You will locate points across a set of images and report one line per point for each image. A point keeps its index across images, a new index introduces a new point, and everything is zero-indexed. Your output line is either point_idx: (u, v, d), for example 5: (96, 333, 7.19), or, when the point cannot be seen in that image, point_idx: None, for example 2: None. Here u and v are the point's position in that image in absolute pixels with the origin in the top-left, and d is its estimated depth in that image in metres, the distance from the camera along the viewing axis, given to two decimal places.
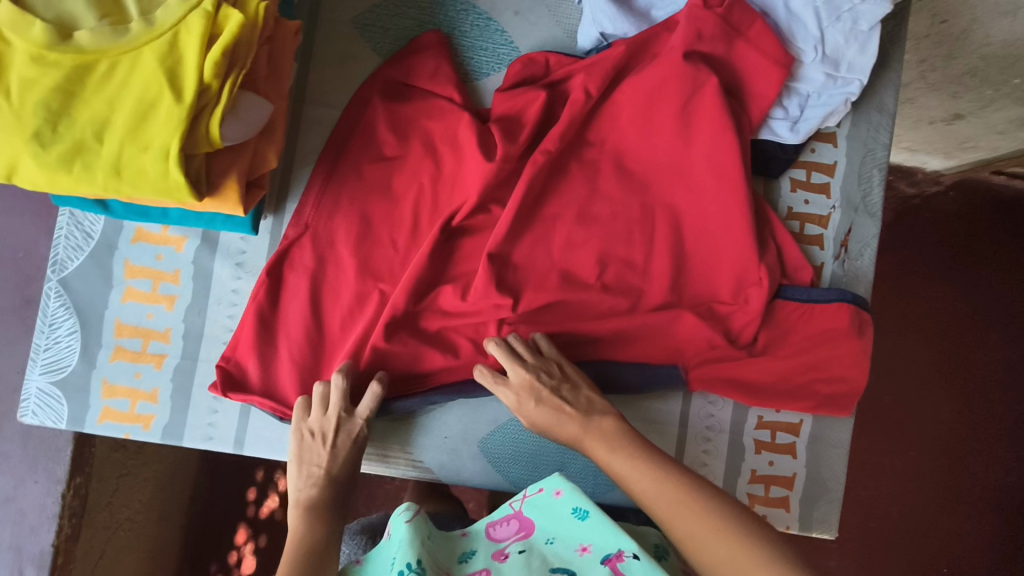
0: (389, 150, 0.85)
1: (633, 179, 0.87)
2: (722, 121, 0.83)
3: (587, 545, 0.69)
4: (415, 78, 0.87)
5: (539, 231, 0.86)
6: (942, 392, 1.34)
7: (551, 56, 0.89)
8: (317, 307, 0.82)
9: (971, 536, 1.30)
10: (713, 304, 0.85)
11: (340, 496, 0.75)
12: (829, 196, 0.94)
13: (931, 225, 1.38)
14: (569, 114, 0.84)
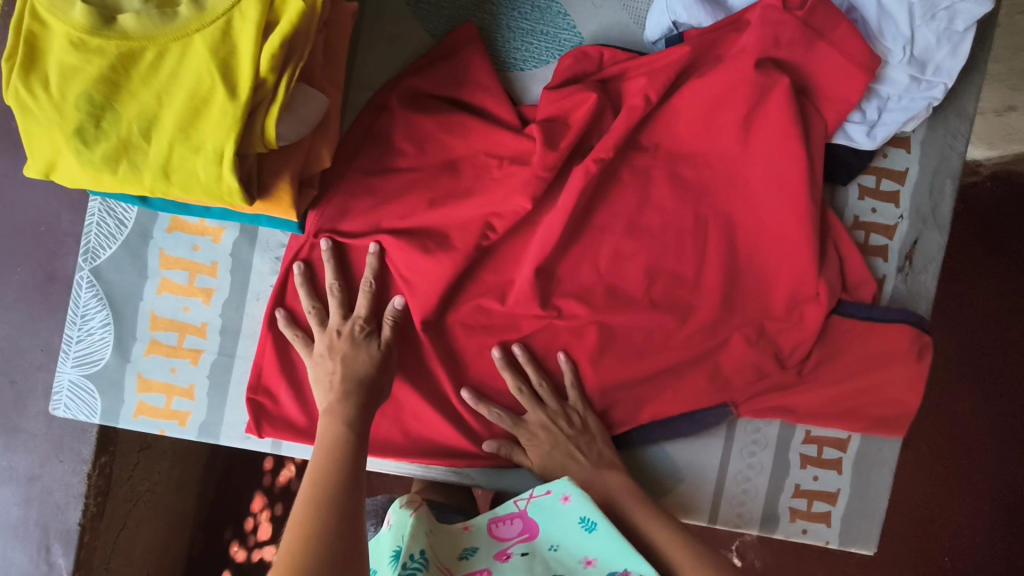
0: (407, 162, 0.78)
1: (689, 187, 0.81)
2: (786, 133, 0.78)
3: (592, 560, 0.61)
4: (463, 70, 0.80)
5: (587, 242, 0.81)
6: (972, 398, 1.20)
7: (606, 50, 0.82)
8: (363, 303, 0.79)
9: None
10: (765, 322, 0.81)
11: (362, 414, 0.66)
12: (897, 205, 0.89)
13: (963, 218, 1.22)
14: (626, 121, 0.78)
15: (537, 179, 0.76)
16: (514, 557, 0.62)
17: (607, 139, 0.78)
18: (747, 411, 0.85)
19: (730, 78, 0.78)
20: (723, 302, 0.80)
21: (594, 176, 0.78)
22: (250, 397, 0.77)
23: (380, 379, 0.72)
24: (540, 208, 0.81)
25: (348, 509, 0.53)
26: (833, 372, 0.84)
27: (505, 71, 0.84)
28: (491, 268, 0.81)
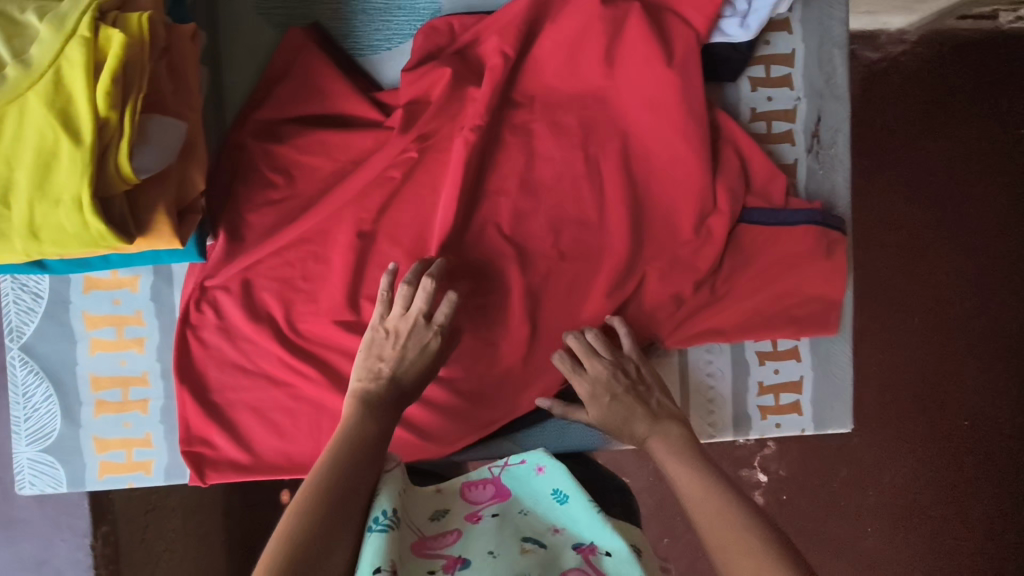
0: (277, 192, 0.80)
1: (569, 133, 0.85)
2: (649, 54, 0.82)
3: (561, 528, 0.68)
4: (318, 74, 0.79)
5: (486, 210, 0.85)
6: (944, 257, 1.37)
7: (454, 20, 0.82)
8: (291, 312, 0.82)
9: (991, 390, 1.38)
10: (670, 244, 0.86)
11: (386, 421, 0.69)
12: (792, 87, 0.89)
13: (902, 86, 1.35)
14: (491, 83, 0.78)
15: (410, 161, 0.81)
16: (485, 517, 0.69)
17: (478, 104, 0.78)
18: (674, 342, 0.88)
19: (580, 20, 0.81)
20: (632, 236, 0.85)
21: (474, 145, 0.80)
22: (186, 451, 0.81)
23: (421, 370, 0.74)
24: (435, 189, 0.82)
25: (336, 516, 0.57)
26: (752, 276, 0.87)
27: (370, 54, 0.83)
28: (404, 258, 0.83)
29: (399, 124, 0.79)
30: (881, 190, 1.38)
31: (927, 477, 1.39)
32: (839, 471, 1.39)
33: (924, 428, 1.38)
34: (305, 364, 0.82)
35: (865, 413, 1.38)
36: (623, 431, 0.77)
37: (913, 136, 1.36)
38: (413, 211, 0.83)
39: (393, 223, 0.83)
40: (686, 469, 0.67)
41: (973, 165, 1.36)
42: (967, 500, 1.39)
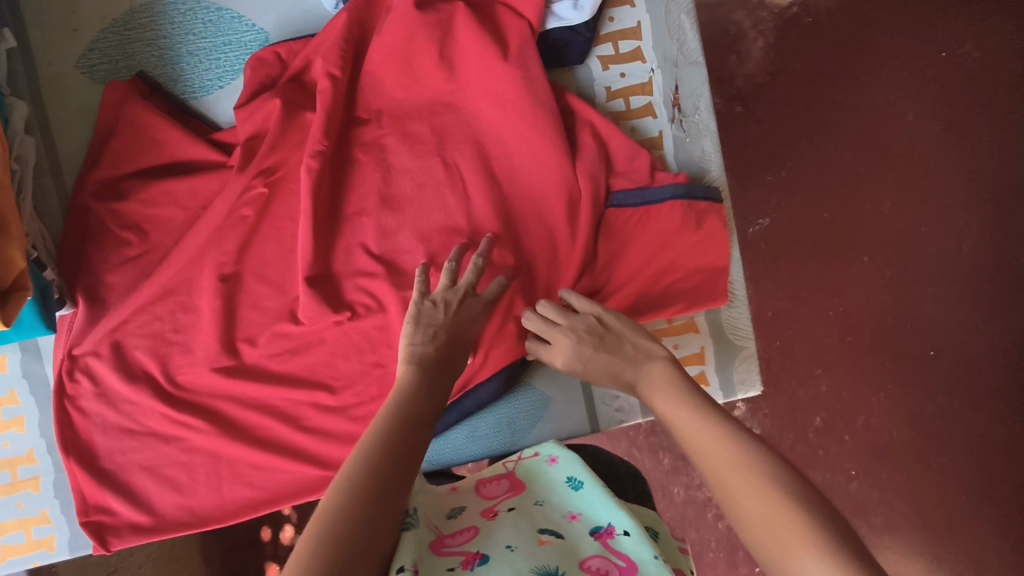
0: (132, 250, 0.80)
1: (420, 142, 0.85)
2: (484, 53, 0.82)
3: (577, 515, 0.69)
4: (146, 122, 0.78)
5: (349, 233, 0.84)
6: (883, 187, 1.45)
7: (280, 48, 0.81)
8: (167, 366, 0.82)
9: (948, 315, 1.44)
10: (541, 237, 0.84)
11: (437, 392, 0.65)
12: (643, 60, 0.89)
13: (816, 29, 1.46)
14: (324, 104, 0.78)
15: (261, 197, 0.80)
16: (500, 511, 0.70)
17: (315, 128, 0.79)
18: None
19: (399, 28, 0.81)
20: (506, 236, 0.83)
21: (319, 170, 0.79)
22: (87, 521, 0.81)
23: (457, 344, 0.72)
24: (294, 220, 0.82)
25: (397, 488, 0.53)
26: (629, 257, 0.86)
27: (203, 96, 0.82)
28: (273, 292, 0.83)
29: (241, 161, 0.78)
30: (815, 124, 1.46)
31: (902, 407, 1.42)
32: (812, 419, 1.42)
33: (886, 360, 1.43)
34: (190, 415, 0.82)
35: (827, 355, 1.43)
36: (612, 379, 0.72)
37: (837, 71, 1.46)
38: (273, 245, 0.82)
39: (255, 261, 0.82)
40: (683, 409, 0.60)
41: (899, 81, 1.47)
42: (943, 425, 1.42)
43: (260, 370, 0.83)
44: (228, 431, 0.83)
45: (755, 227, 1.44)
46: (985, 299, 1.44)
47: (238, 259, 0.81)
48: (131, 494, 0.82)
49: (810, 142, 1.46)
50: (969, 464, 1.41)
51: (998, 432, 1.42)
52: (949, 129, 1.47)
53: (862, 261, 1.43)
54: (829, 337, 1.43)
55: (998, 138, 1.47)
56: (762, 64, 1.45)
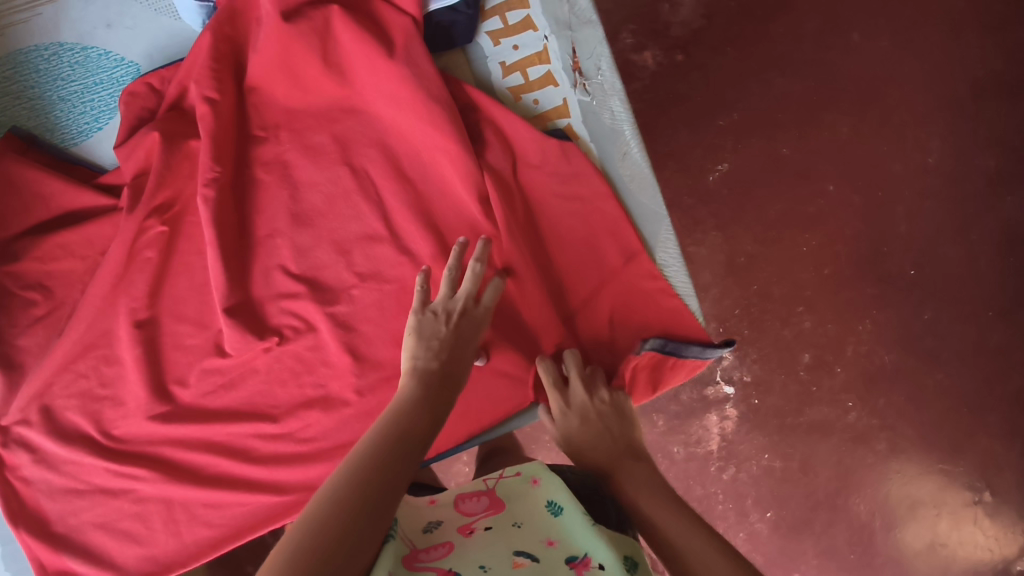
0: (43, 308, 0.79)
1: (321, 153, 0.83)
2: (365, 48, 0.79)
3: (555, 541, 0.65)
4: (32, 179, 0.76)
5: (264, 256, 0.82)
6: (841, 113, 1.45)
7: (152, 78, 0.78)
8: (101, 421, 0.80)
9: (919, 232, 1.44)
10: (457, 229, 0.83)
11: (440, 409, 0.63)
12: (535, 28, 0.86)
13: None
14: (207, 130, 0.76)
15: (162, 236, 0.79)
16: (477, 530, 0.67)
17: (203, 156, 0.76)
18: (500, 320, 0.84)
19: (274, 43, 0.78)
20: (429, 236, 0.82)
21: (218, 199, 0.77)
22: None
23: (464, 352, 0.70)
24: (202, 253, 0.81)
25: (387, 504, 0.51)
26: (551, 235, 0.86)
27: (82, 141, 0.80)
28: (197, 328, 0.81)
29: (129, 203, 0.77)
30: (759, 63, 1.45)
31: (891, 331, 1.41)
32: (801, 356, 1.39)
33: (868, 286, 1.41)
34: (132, 466, 0.80)
35: (808, 291, 1.40)
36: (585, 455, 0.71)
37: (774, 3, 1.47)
38: (188, 280, 0.81)
39: (172, 299, 0.81)
40: (667, 512, 0.60)
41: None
42: (932, 342, 1.42)
43: (196, 408, 0.82)
44: (175, 473, 0.81)
45: (715, 173, 1.42)
46: (954, 209, 1.46)
47: (153, 300, 0.80)
48: (89, 554, 0.80)
49: (758, 80, 1.45)
50: (965, 376, 1.43)
51: (994, 338, 1.44)
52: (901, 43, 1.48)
53: (828, 191, 1.43)
54: (807, 273, 1.41)
55: (945, 42, 1.49)
56: (696, 9, 1.46)
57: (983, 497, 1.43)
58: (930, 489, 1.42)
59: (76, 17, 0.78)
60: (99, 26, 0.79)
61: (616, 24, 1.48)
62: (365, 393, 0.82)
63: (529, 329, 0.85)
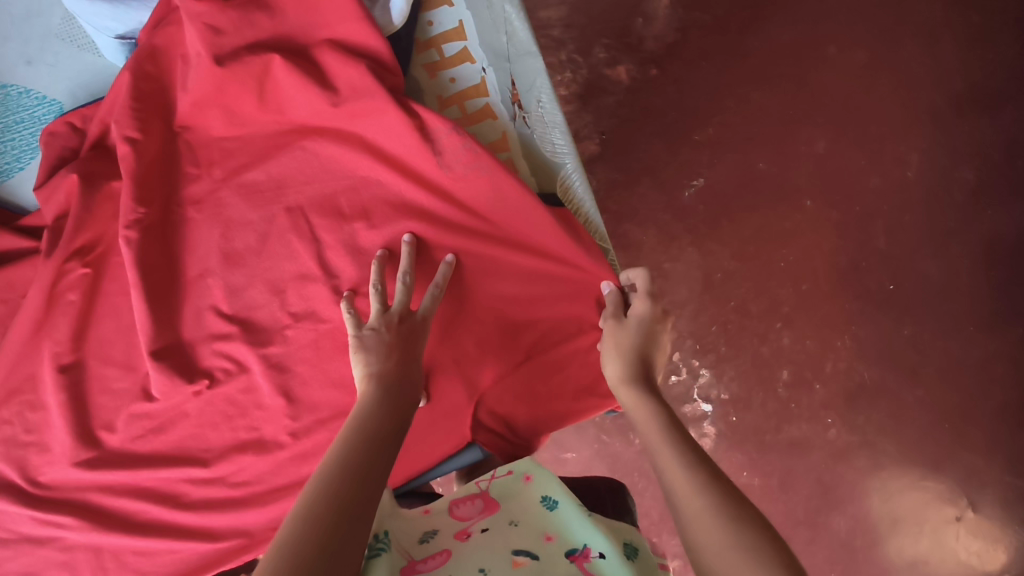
0: None
1: (255, 191, 0.80)
2: (304, 85, 0.76)
3: (553, 536, 0.60)
4: None
5: (195, 297, 0.79)
6: (817, 127, 1.45)
7: (73, 117, 0.77)
8: (24, 467, 0.78)
9: (899, 244, 1.41)
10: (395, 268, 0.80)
11: (398, 411, 0.65)
12: (473, 60, 0.84)
13: None
14: (129, 170, 0.75)
15: (85, 278, 0.77)
16: (473, 535, 0.60)
17: (124, 197, 0.75)
18: (444, 358, 0.82)
19: (205, 85, 0.76)
20: (365, 274, 0.80)
21: (140, 240, 0.76)
22: None
23: (414, 353, 0.72)
24: (127, 293, 0.78)
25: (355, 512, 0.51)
26: (493, 270, 0.83)
27: (3, 180, 0.78)
28: (125, 371, 0.79)
29: (48, 246, 0.75)
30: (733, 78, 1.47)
31: (871, 346, 1.38)
32: (779, 372, 1.38)
33: (847, 301, 1.39)
34: (57, 513, 0.78)
35: (786, 308, 1.39)
36: (626, 360, 0.74)
37: (751, 15, 1.49)
38: (115, 323, 0.79)
39: (97, 342, 0.78)
40: (675, 450, 0.59)
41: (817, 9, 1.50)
42: (915, 359, 1.37)
43: (123, 455, 0.79)
44: (100, 521, 0.78)
45: (689, 190, 1.44)
46: (933, 224, 1.42)
47: (77, 343, 0.78)
48: None
49: (732, 94, 1.46)
50: (946, 392, 1.36)
51: (976, 353, 1.38)
52: (876, 57, 1.47)
53: (804, 207, 1.42)
54: (784, 290, 1.39)
55: (924, 55, 1.46)
56: (670, 23, 1.49)
57: (966, 513, 1.35)
58: (913, 504, 1.35)
59: None
60: (19, 61, 0.77)
61: (589, 39, 1.49)
62: (298, 437, 0.79)
63: (468, 369, 0.84)
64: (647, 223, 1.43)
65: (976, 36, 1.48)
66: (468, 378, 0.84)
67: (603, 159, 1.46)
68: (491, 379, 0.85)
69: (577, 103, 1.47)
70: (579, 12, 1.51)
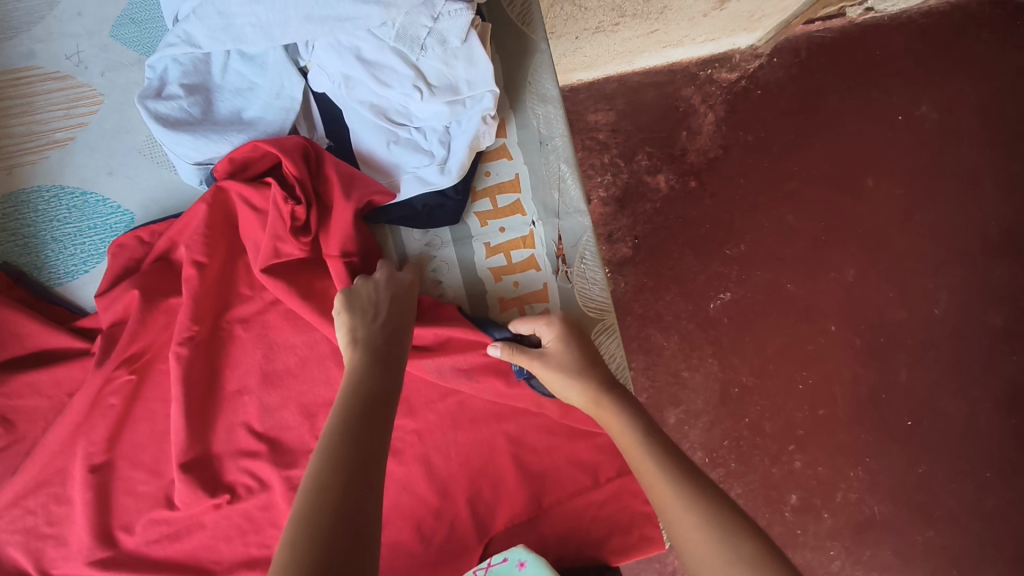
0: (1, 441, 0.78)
1: (303, 318, 0.83)
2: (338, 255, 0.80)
3: None
4: (15, 315, 0.78)
5: (230, 412, 0.81)
6: (847, 256, 1.51)
7: (143, 232, 0.82)
8: (34, 562, 0.78)
9: (913, 382, 1.48)
10: (428, 405, 0.83)
11: (391, 367, 0.63)
12: (524, 213, 0.88)
13: (767, 98, 1.55)
14: (189, 293, 0.78)
15: (129, 383, 0.80)
16: None
17: (182, 315, 0.78)
18: (468, 495, 0.83)
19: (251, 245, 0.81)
20: (398, 408, 0.83)
21: (190, 356, 0.79)
22: None
23: (398, 318, 0.71)
24: (165, 400, 0.82)
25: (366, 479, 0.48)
26: (522, 409, 0.85)
27: (68, 281, 0.83)
28: (150, 475, 0.80)
29: (100, 354, 0.78)
30: (766, 200, 1.52)
31: (880, 481, 1.45)
32: (786, 497, 1.44)
33: (861, 432, 1.46)
34: None
35: (800, 431, 1.45)
36: (578, 379, 0.73)
37: (793, 140, 1.54)
38: (149, 428, 0.81)
39: (129, 445, 0.80)
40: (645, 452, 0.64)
41: (855, 143, 1.55)
42: (921, 497, 1.45)
43: (135, 559, 0.78)
44: None
45: (716, 302, 1.48)
46: (956, 365, 1.49)
47: (111, 445, 0.80)
48: None
49: (769, 214, 1.52)
50: (953, 536, 1.44)
51: (990, 500, 1.46)
52: (914, 195, 1.55)
53: (827, 331, 1.48)
54: (798, 412, 1.46)
55: (964, 196, 1.55)
56: (714, 138, 1.54)
57: None
58: None
59: (80, 163, 0.82)
60: (101, 173, 0.83)
61: (633, 145, 1.53)
62: None
63: (484, 512, 0.83)
64: (671, 329, 1.47)
65: (1010, 186, 1.56)
66: (478, 519, 0.83)
67: (633, 263, 1.50)
68: (504, 521, 0.83)
69: (614, 206, 1.51)
70: (626, 118, 1.54)
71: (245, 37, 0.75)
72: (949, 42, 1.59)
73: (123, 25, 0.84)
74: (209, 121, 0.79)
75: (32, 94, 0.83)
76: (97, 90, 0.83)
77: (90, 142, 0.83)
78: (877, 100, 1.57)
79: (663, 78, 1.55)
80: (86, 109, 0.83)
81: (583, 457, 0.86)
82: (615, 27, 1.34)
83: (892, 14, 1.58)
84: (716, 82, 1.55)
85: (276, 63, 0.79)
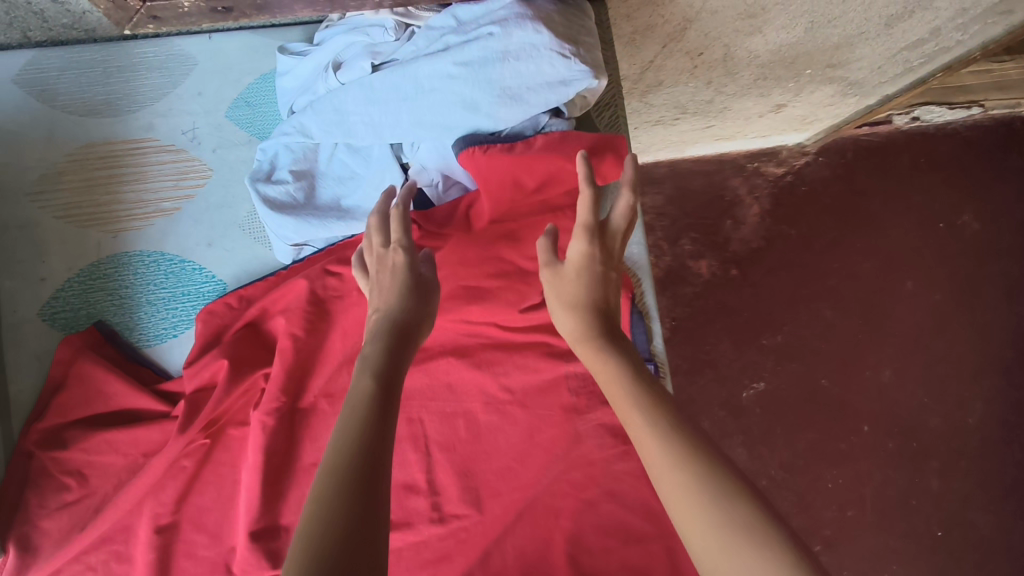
0: (72, 494, 0.79)
1: None
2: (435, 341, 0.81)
3: None
4: (107, 369, 0.82)
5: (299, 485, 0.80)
6: (884, 356, 1.52)
7: (235, 299, 0.86)
8: None
9: (947, 493, 1.46)
10: (492, 493, 0.84)
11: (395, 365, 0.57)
12: None
13: (810, 194, 1.59)
14: (281, 365, 0.81)
15: (202, 448, 0.81)
16: None
17: (272, 385, 0.80)
18: None
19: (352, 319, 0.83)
20: (466, 496, 0.84)
21: (273, 427, 0.80)
22: None
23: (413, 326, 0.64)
24: (235, 465, 0.82)
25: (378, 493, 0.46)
26: (582, 507, 0.85)
27: (155, 344, 0.86)
28: (210, 542, 0.79)
29: (182, 421, 0.79)
30: (808, 293, 1.54)
31: None
32: None
33: (892, 539, 1.43)
34: None
35: (827, 531, 1.43)
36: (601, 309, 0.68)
37: (834, 238, 1.57)
38: (217, 494, 0.81)
39: (195, 509, 0.80)
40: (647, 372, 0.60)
41: (897, 246, 1.58)
42: None
43: None
44: None
45: (750, 391, 1.49)
46: (991, 478, 1.47)
47: (178, 508, 0.80)
48: None
49: (807, 309, 1.53)
50: None
51: None
52: (952, 303, 1.56)
53: (861, 431, 1.48)
54: (831, 512, 1.44)
55: (1003, 307, 1.56)
56: (758, 230, 1.57)
57: None
58: None
59: (182, 232, 0.88)
60: (201, 244, 0.88)
61: (678, 230, 1.56)
62: None
63: None
64: (704, 414, 1.47)
65: None
66: None
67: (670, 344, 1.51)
68: None
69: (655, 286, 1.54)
70: (672, 203, 1.58)
71: (356, 133, 0.81)
72: (995, 156, 1.62)
73: (239, 107, 0.93)
74: (310, 206, 0.84)
75: (146, 164, 0.90)
76: (207, 165, 0.90)
77: (194, 213, 0.89)
78: (919, 206, 1.60)
79: (711, 167, 1.60)
80: (194, 183, 0.90)
81: (636, 565, 0.82)
82: (674, 121, 1.40)
83: (936, 125, 1.62)
84: (762, 175, 1.60)
85: (381, 157, 0.84)
